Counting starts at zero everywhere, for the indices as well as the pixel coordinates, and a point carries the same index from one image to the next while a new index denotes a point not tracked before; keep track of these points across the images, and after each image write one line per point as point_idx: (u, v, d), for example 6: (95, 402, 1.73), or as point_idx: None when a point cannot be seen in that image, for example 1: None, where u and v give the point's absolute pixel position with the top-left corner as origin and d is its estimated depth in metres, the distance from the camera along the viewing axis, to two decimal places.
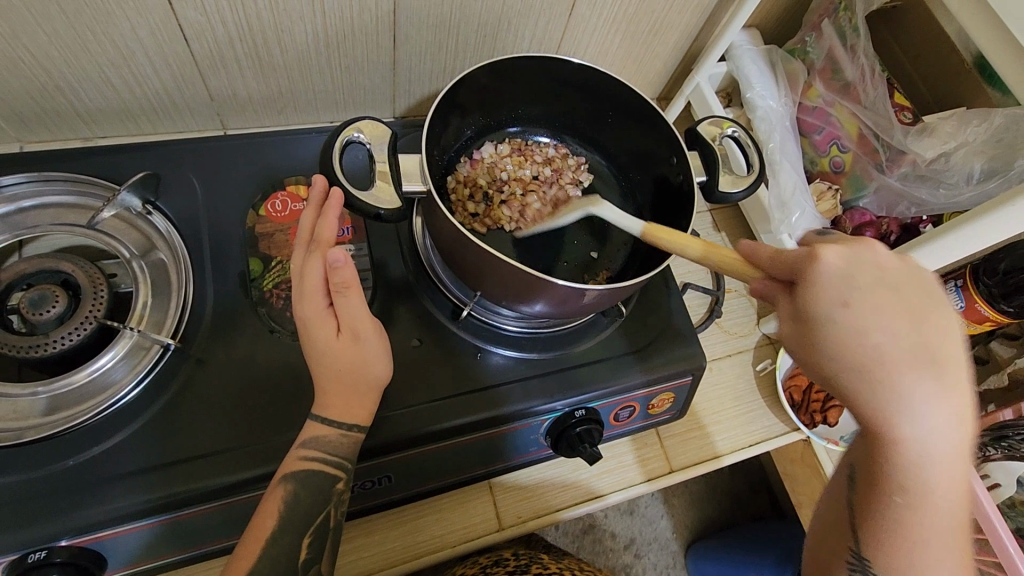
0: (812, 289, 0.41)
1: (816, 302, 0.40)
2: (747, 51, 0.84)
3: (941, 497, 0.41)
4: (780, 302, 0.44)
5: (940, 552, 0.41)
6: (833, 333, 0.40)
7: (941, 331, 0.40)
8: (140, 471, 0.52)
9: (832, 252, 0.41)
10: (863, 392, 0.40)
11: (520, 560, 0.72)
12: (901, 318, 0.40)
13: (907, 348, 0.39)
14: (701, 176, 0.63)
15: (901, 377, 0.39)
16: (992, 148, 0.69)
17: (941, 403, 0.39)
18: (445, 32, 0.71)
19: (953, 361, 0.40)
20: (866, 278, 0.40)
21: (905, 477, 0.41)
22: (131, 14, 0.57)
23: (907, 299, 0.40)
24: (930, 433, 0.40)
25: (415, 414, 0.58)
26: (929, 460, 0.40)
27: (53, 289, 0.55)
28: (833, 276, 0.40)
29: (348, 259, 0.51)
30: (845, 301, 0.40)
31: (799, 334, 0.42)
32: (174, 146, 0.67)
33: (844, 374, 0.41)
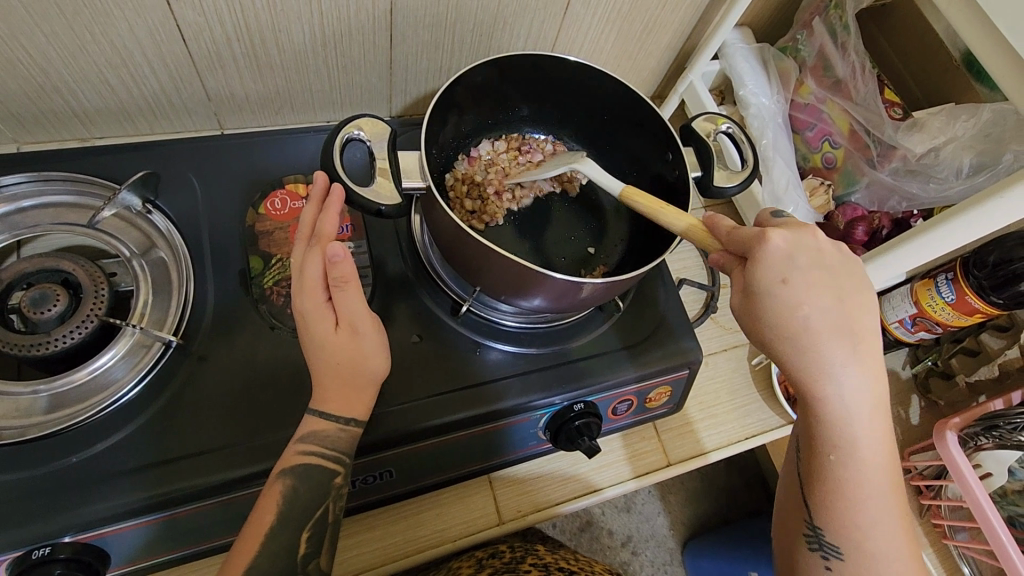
0: (759, 266, 0.45)
1: (760, 277, 0.45)
2: (738, 49, 0.85)
3: (866, 444, 0.47)
4: (732, 274, 0.48)
5: (872, 491, 0.48)
6: (772, 307, 0.45)
7: (860, 302, 0.46)
8: (141, 468, 0.52)
9: (777, 232, 0.45)
10: (795, 359, 0.46)
11: (516, 552, 0.72)
12: (828, 292, 0.45)
13: (831, 318, 0.45)
14: (696, 171, 0.64)
15: (825, 342, 0.45)
16: (981, 143, 0.72)
17: (857, 363, 0.46)
18: (441, 31, 0.71)
19: (866, 326, 0.46)
20: (805, 257, 0.45)
21: (835, 430, 0.47)
22: (129, 15, 0.58)
23: (833, 276, 0.46)
24: (850, 388, 0.46)
25: (415, 409, 0.59)
26: (852, 412, 0.47)
27: (54, 288, 0.55)
28: (779, 255, 0.45)
29: (347, 253, 0.51)
30: (783, 277, 0.45)
31: (745, 306, 0.47)
32: (172, 146, 0.67)
33: (781, 343, 0.46)
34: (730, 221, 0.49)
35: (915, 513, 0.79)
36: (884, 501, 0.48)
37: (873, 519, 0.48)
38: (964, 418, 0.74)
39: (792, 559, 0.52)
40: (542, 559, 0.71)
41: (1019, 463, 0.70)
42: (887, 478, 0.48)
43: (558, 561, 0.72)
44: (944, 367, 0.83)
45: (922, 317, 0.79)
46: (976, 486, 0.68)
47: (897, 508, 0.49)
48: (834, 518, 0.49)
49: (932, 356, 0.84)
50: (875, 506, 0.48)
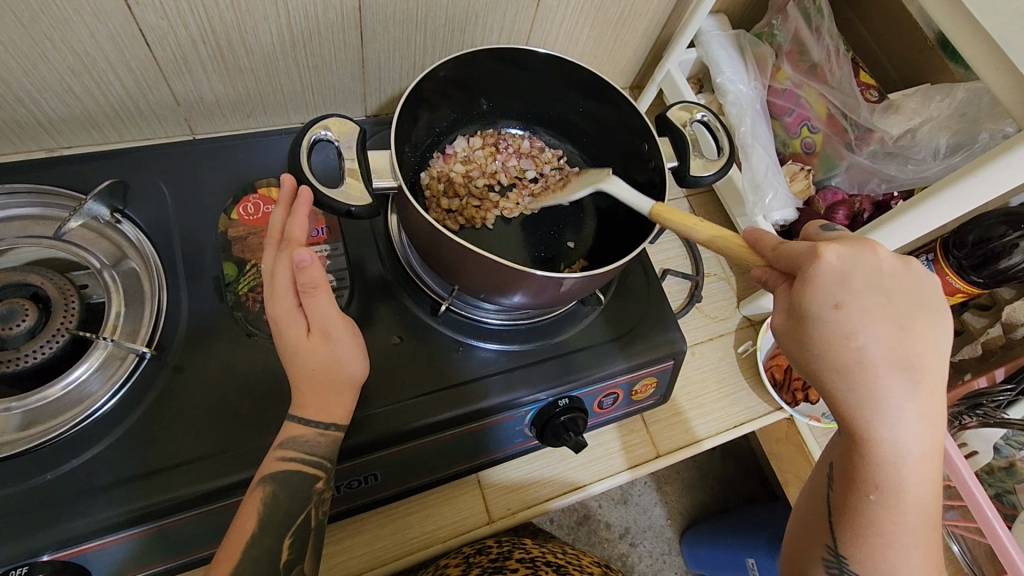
0: (812, 287, 0.43)
1: (810, 300, 0.43)
2: (715, 37, 0.84)
3: (911, 485, 0.46)
4: (778, 294, 0.47)
5: (907, 528, 0.47)
6: (823, 332, 0.44)
7: (922, 335, 0.44)
8: (119, 483, 0.51)
9: (836, 253, 0.43)
10: (844, 391, 0.45)
11: (503, 547, 0.71)
12: (886, 323, 0.44)
13: (887, 352, 0.44)
14: (672, 161, 0.64)
15: (882, 378, 0.44)
16: (956, 123, 0.72)
17: (911, 403, 0.44)
18: (412, 27, 0.70)
19: (928, 362, 0.44)
20: (864, 282, 0.43)
21: (881, 469, 0.46)
22: (88, 21, 0.56)
23: (896, 305, 0.44)
24: (903, 430, 0.45)
25: (397, 411, 0.58)
26: (903, 453, 0.45)
27: (22, 302, 0.54)
28: (834, 278, 0.43)
29: (315, 258, 0.51)
30: (838, 304, 0.43)
31: (792, 328, 0.46)
32: (141, 153, 0.66)
33: (828, 370, 0.45)
34: (778, 237, 0.47)
35: None
36: (918, 537, 0.48)
37: (903, 553, 0.48)
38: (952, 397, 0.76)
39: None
40: (529, 553, 0.71)
41: (1006, 439, 0.71)
42: (925, 516, 0.47)
43: (546, 556, 0.71)
44: None
45: None
46: (960, 464, 0.68)
47: (929, 542, 0.48)
48: (860, 546, 0.49)
49: None
50: (908, 542, 0.48)
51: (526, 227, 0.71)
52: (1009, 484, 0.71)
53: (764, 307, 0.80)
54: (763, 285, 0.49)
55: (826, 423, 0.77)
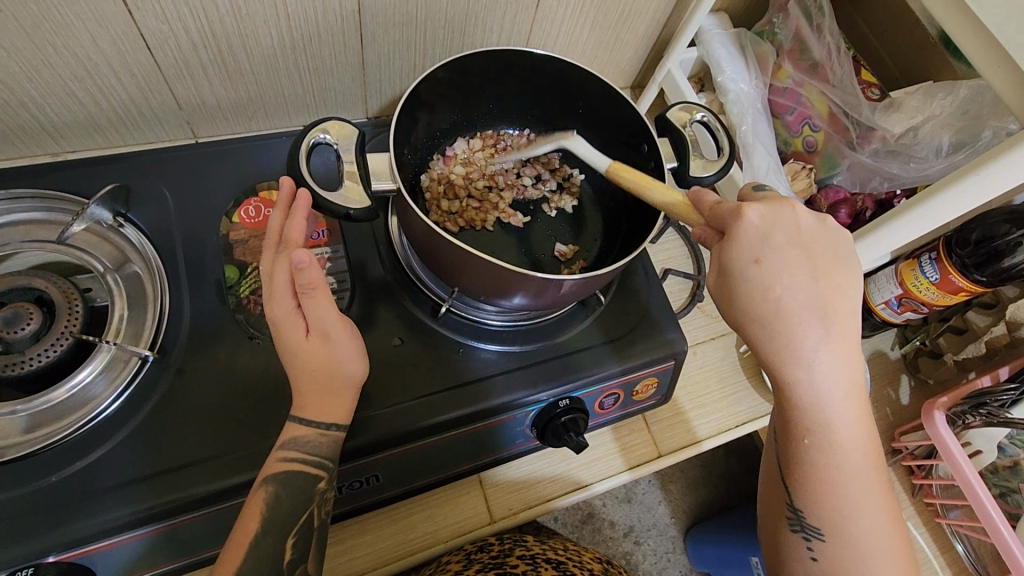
0: (732, 243, 0.46)
1: (733, 256, 0.46)
2: (715, 35, 0.84)
3: (839, 425, 0.48)
4: (711, 249, 0.49)
5: (848, 472, 0.49)
6: (744, 286, 0.46)
7: (836, 284, 0.47)
8: (125, 484, 0.52)
9: (754, 211, 0.46)
10: (765, 339, 0.47)
11: (504, 543, 0.70)
12: (802, 273, 0.46)
13: (804, 301, 0.46)
14: (672, 162, 0.64)
15: (797, 324, 0.46)
16: (959, 121, 0.72)
17: (828, 345, 0.47)
18: (411, 30, 0.70)
19: (841, 309, 0.47)
20: (780, 237, 0.46)
21: (808, 412, 0.48)
22: (90, 25, 0.57)
23: (811, 256, 0.47)
24: (822, 373, 0.47)
25: (403, 411, 0.58)
26: (823, 393, 0.47)
27: (27, 306, 0.55)
28: (754, 233, 0.46)
29: (313, 260, 0.51)
30: (756, 258, 0.46)
31: (720, 284, 0.48)
32: (143, 156, 0.67)
33: (753, 323, 0.47)
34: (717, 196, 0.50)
35: (907, 492, 0.80)
36: (862, 479, 0.49)
37: (850, 498, 0.49)
38: (952, 397, 0.74)
39: (777, 538, 0.53)
40: (530, 550, 0.70)
41: (1009, 438, 0.70)
42: (864, 458, 0.49)
43: (547, 552, 0.71)
44: (932, 346, 0.83)
45: (907, 298, 0.78)
46: (964, 465, 0.69)
47: (876, 484, 0.50)
48: (810, 498, 0.50)
49: (920, 335, 0.84)
50: (851, 484, 0.49)
51: (526, 227, 0.72)
52: (1014, 483, 0.70)
53: None
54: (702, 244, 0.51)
55: None
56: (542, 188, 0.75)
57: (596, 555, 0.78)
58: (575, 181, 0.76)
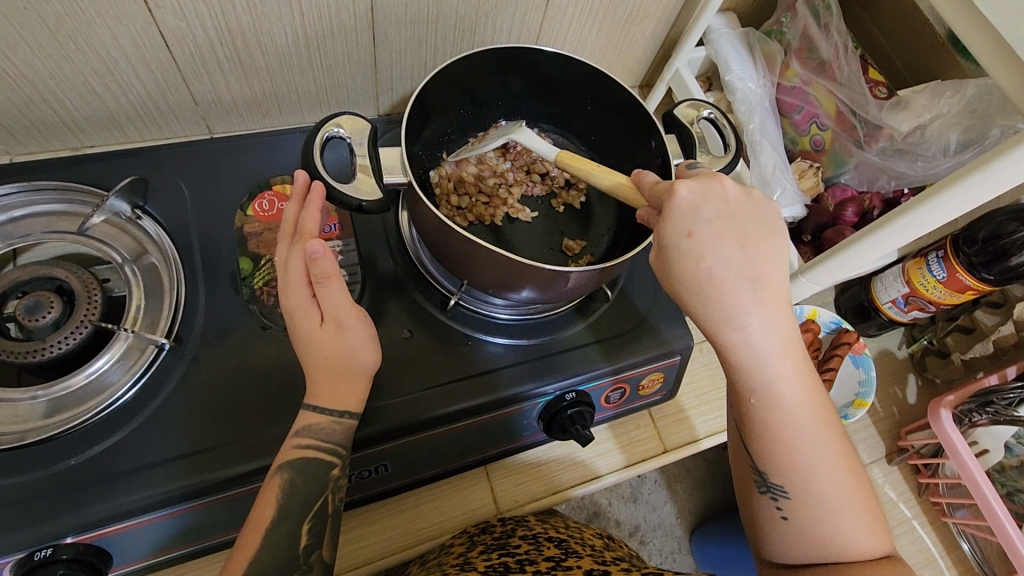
0: (666, 221, 0.47)
1: (666, 233, 0.47)
2: (724, 34, 0.84)
3: (782, 384, 0.49)
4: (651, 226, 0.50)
5: (800, 430, 0.49)
6: (680, 261, 0.47)
7: (764, 249, 0.48)
8: (142, 469, 0.53)
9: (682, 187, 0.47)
10: (704, 311, 0.48)
11: (506, 525, 0.66)
12: (731, 244, 0.47)
13: (735, 268, 0.47)
14: (678, 158, 0.65)
15: (731, 292, 0.47)
16: (966, 119, 0.72)
17: (762, 309, 0.48)
18: (423, 28, 0.72)
19: (770, 274, 0.48)
20: (707, 210, 0.47)
21: (750, 377, 0.49)
22: (111, 23, 0.58)
23: (737, 227, 0.47)
24: (762, 336, 0.48)
25: (415, 401, 0.59)
26: (763, 356, 0.48)
27: (48, 295, 0.56)
28: (685, 209, 0.47)
29: (327, 250, 0.52)
30: (688, 232, 0.47)
31: (660, 262, 0.49)
32: (161, 151, 0.68)
33: (691, 296, 0.48)
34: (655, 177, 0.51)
35: (914, 492, 0.80)
36: (817, 435, 0.50)
37: (809, 456, 0.49)
38: (959, 395, 0.74)
39: (749, 505, 0.54)
40: (532, 530, 0.66)
41: (1016, 438, 0.70)
42: (812, 414, 0.50)
43: (549, 532, 0.67)
44: (940, 345, 0.84)
45: (914, 296, 0.78)
46: (971, 463, 0.69)
47: (832, 439, 0.50)
48: (772, 462, 0.50)
49: (928, 334, 0.85)
50: (806, 441, 0.49)
51: (533, 223, 0.72)
52: (1021, 484, 0.70)
53: None
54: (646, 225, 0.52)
55: None
56: (550, 184, 0.75)
57: (595, 530, 0.77)
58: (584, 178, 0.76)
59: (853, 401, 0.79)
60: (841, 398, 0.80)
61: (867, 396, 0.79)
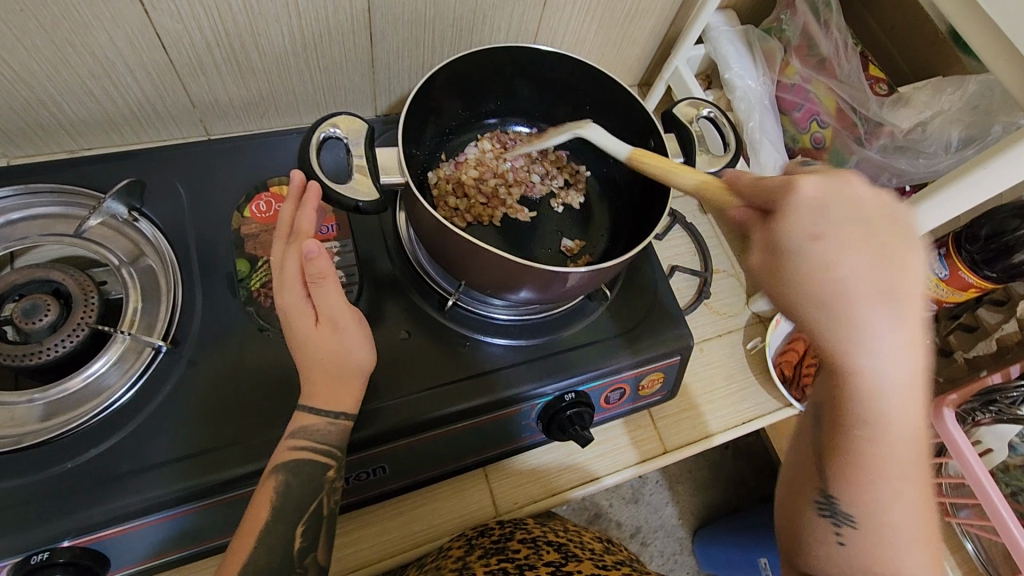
0: (788, 219, 0.40)
1: (787, 234, 0.40)
2: (723, 32, 0.84)
3: (896, 418, 0.43)
4: (754, 231, 0.43)
5: (898, 466, 0.45)
6: (803, 266, 0.40)
7: (909, 261, 0.40)
8: (138, 471, 0.53)
9: (807, 182, 0.41)
10: (829, 328, 0.40)
11: (504, 528, 0.66)
12: (871, 250, 0.39)
13: (874, 282, 0.39)
14: (678, 157, 0.64)
15: (866, 310, 0.39)
16: (969, 116, 0.71)
17: (899, 333, 0.40)
18: (420, 28, 0.71)
19: (914, 291, 0.40)
20: (837, 211, 0.40)
21: (863, 404, 0.43)
22: (108, 26, 0.58)
23: (876, 233, 0.40)
24: (892, 362, 0.41)
25: (412, 403, 0.59)
26: (886, 385, 0.42)
27: (45, 298, 0.56)
28: (811, 208, 0.40)
29: (323, 250, 0.52)
30: (816, 234, 0.39)
31: (770, 266, 0.41)
32: (158, 153, 0.68)
33: (815, 309, 0.40)
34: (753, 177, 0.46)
35: None
36: (910, 473, 0.45)
37: (893, 490, 0.46)
38: (961, 393, 0.73)
39: (800, 520, 0.51)
40: (531, 533, 0.66)
41: (1020, 437, 0.70)
42: (917, 452, 0.44)
43: (548, 534, 0.67)
44: (944, 344, 0.85)
45: None
46: (973, 462, 0.68)
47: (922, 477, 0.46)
48: (850, 486, 0.47)
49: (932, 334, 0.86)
50: (899, 476, 0.45)
51: (533, 222, 0.72)
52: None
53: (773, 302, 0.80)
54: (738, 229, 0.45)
55: None
56: (549, 184, 0.75)
57: (595, 533, 0.77)
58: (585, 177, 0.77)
59: None
60: None
61: None
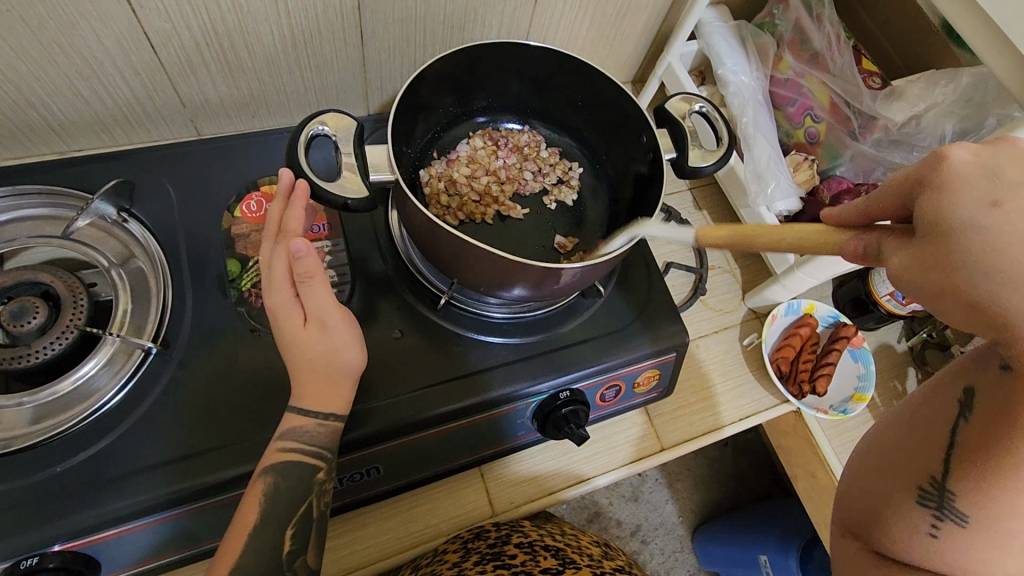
0: (953, 184, 0.32)
1: (954, 202, 0.32)
2: (716, 27, 0.83)
3: None
4: (889, 246, 0.34)
5: None
6: (977, 234, 0.31)
7: None
8: (127, 475, 0.52)
9: (958, 148, 0.33)
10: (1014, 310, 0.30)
11: (500, 530, 0.66)
12: None
13: None
14: (670, 152, 0.64)
15: None
16: (962, 108, 0.72)
17: None
18: (411, 26, 0.71)
19: None
20: (1017, 176, 0.32)
21: None
22: (95, 26, 0.58)
23: None
24: None
25: (404, 403, 0.59)
26: None
27: (33, 300, 0.56)
28: (977, 173, 0.32)
29: (311, 249, 0.51)
30: (994, 200, 0.31)
31: (931, 243, 0.32)
32: (148, 153, 0.68)
33: (1005, 293, 0.30)
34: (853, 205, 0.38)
35: None
36: None
37: None
38: None
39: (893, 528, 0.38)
40: (528, 536, 0.66)
41: None
42: None
43: (545, 539, 0.67)
44: (940, 338, 0.82)
45: None
46: None
47: None
48: (991, 502, 0.34)
49: (928, 327, 0.83)
50: None
51: (524, 219, 0.71)
52: None
53: (769, 298, 0.80)
54: (859, 260, 0.36)
55: (832, 415, 0.75)
56: (542, 180, 0.74)
57: (592, 537, 0.77)
58: (575, 175, 0.76)
59: (852, 395, 0.78)
60: (839, 393, 0.78)
61: (865, 391, 0.77)
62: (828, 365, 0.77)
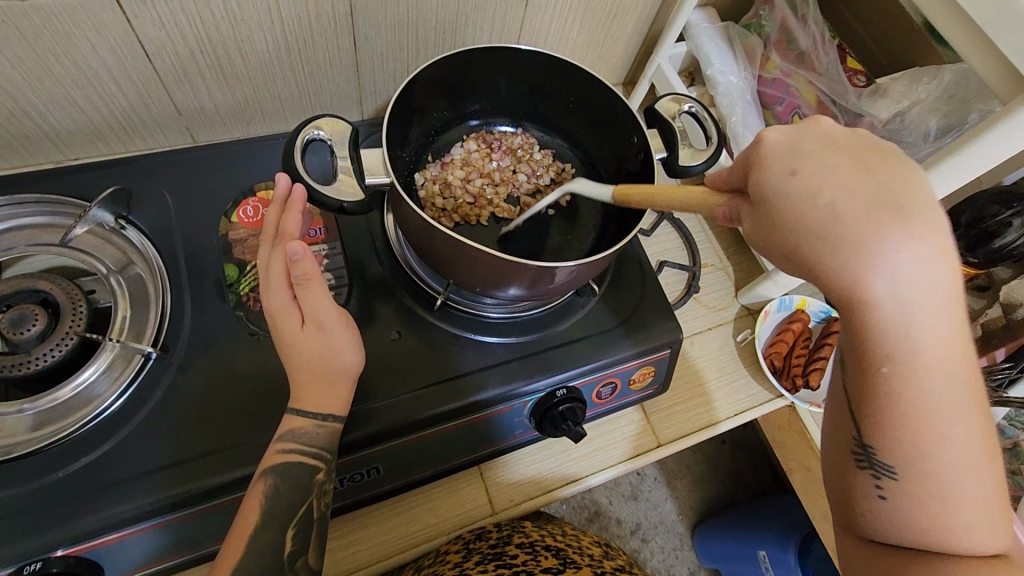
0: (761, 163, 0.40)
1: (762, 176, 0.39)
2: (704, 29, 0.85)
3: (926, 348, 0.39)
4: (743, 208, 0.41)
5: (937, 407, 0.40)
6: (783, 204, 0.38)
7: (900, 176, 0.38)
8: (128, 479, 0.53)
9: (772, 131, 0.40)
10: (831, 260, 0.38)
11: (502, 531, 0.68)
12: (854, 175, 0.37)
13: (866, 202, 0.37)
14: (661, 152, 0.64)
15: (866, 233, 0.37)
16: (944, 105, 0.71)
17: (912, 250, 0.37)
18: (403, 32, 0.72)
19: (920, 207, 0.37)
20: (811, 145, 0.39)
21: (887, 336, 0.39)
22: (90, 35, 0.58)
23: (861, 160, 0.38)
24: (910, 292, 0.37)
25: (403, 404, 0.59)
26: (909, 309, 0.38)
27: (32, 307, 0.56)
28: (782, 148, 0.39)
29: (307, 251, 0.52)
30: (791, 169, 0.38)
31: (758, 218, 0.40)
32: (144, 161, 0.68)
33: (817, 249, 0.38)
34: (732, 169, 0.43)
35: None
36: (954, 412, 0.40)
37: (946, 436, 0.40)
38: None
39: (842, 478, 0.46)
40: (529, 537, 0.67)
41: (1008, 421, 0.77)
42: (959, 389, 0.40)
43: (546, 539, 0.69)
44: None
45: None
46: None
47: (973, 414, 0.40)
48: (889, 435, 0.41)
49: None
50: (944, 420, 0.40)
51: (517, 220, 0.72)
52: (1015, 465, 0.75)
53: (761, 295, 0.81)
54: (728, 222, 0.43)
55: None
56: (536, 181, 0.75)
57: (593, 537, 0.77)
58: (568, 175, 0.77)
59: None
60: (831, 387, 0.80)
61: None
62: (818, 360, 0.78)
